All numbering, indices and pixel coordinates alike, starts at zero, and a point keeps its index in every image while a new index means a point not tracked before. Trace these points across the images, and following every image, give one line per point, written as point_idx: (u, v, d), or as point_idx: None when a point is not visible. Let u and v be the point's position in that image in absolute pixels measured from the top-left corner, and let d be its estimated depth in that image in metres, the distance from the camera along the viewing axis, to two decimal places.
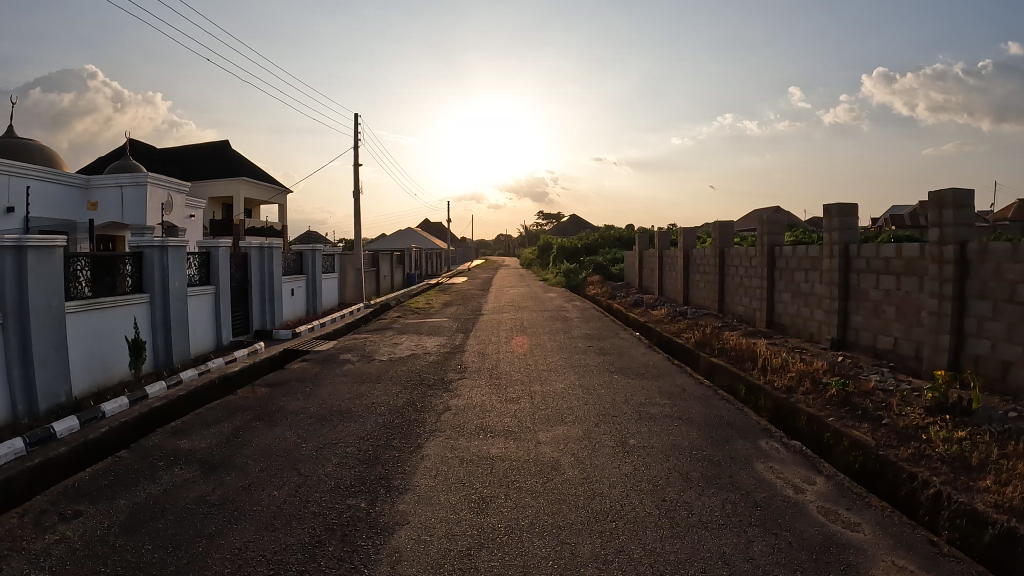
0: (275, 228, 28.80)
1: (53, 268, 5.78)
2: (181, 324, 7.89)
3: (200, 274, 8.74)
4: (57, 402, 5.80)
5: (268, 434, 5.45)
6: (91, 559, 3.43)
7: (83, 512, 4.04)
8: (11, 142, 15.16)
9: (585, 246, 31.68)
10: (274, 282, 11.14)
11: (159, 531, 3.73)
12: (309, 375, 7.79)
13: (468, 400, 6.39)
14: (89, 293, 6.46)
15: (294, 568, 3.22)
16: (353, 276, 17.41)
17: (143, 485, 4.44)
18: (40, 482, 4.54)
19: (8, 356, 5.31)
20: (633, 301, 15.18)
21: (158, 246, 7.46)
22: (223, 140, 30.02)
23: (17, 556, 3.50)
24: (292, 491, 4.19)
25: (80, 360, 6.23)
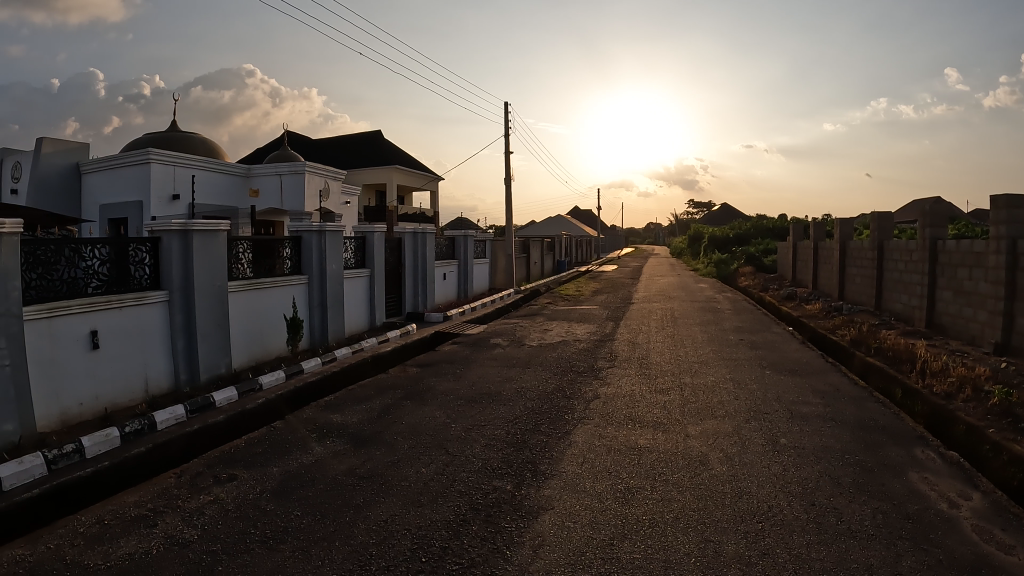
0: (426, 214, 29.75)
1: (216, 251, 6.20)
2: (337, 305, 8.32)
3: (356, 258, 9.21)
4: (218, 372, 6.28)
5: (417, 412, 5.67)
6: (242, 521, 3.69)
7: (237, 477, 4.35)
8: (175, 135, 16.53)
9: (736, 237, 30.74)
10: (428, 266, 11.53)
11: (306, 499, 3.96)
12: (457, 357, 8.02)
13: (619, 389, 6.36)
14: (251, 274, 6.94)
15: (439, 544, 3.33)
16: (506, 262, 17.86)
17: (295, 454, 4.72)
18: (197, 446, 4.94)
19: (172, 330, 5.83)
20: (789, 295, 14.49)
21: (315, 231, 7.89)
22: (372, 132, 31.40)
23: (174, 513, 3.83)
24: (440, 470, 4.33)
25: (241, 336, 6.70)
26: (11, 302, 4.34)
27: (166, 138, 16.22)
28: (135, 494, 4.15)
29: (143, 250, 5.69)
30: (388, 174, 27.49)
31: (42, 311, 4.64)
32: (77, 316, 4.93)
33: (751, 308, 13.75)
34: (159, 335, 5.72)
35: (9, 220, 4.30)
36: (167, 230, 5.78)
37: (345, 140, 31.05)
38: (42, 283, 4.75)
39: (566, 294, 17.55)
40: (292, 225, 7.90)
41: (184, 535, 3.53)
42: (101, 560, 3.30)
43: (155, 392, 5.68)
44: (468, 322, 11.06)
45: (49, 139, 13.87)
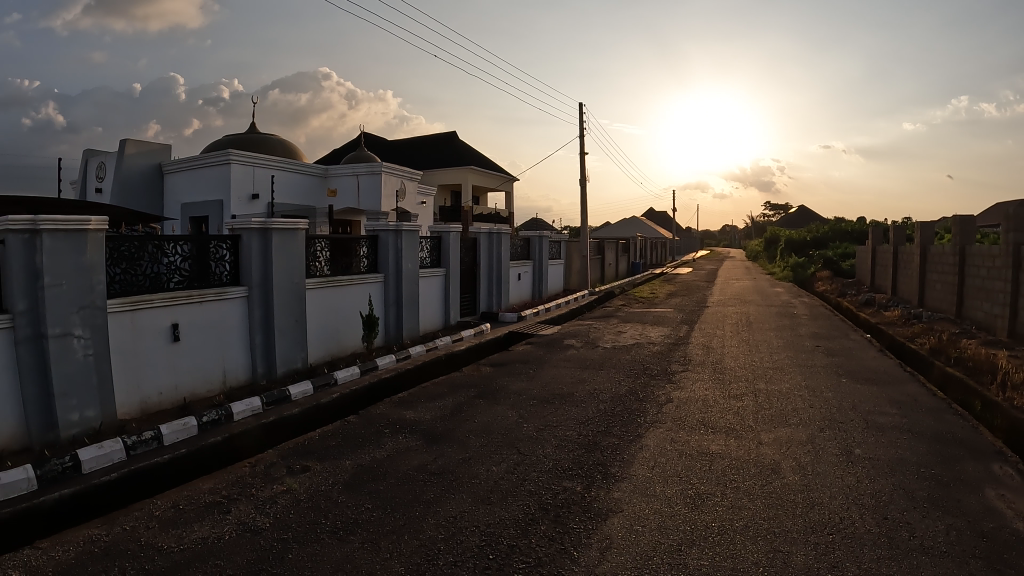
0: (501, 215, 29.96)
1: (295, 249, 6.39)
2: (413, 303, 8.48)
3: (432, 257, 9.38)
4: (294, 367, 6.48)
5: (490, 411, 5.73)
6: (313, 511, 3.80)
7: (310, 468, 4.48)
8: (254, 137, 17.14)
9: (813, 240, 29.85)
10: (504, 266, 11.64)
11: (377, 492, 4.05)
12: (530, 358, 8.08)
13: (692, 393, 6.28)
14: (328, 271, 7.14)
15: (506, 541, 3.36)
16: (580, 263, 17.86)
17: (368, 448, 4.83)
18: (273, 437, 5.11)
19: (251, 325, 6.05)
20: (869, 301, 13.90)
21: (392, 230, 8.06)
22: (446, 132, 31.84)
23: (248, 501, 3.97)
24: (511, 468, 4.37)
25: (318, 332, 6.91)
26: (96, 295, 4.59)
27: (245, 140, 16.83)
28: (209, 482, 4.33)
29: (224, 247, 5.91)
30: (462, 175, 27.79)
31: (125, 304, 4.89)
32: (158, 309, 5.18)
33: (828, 314, 13.31)
34: (238, 329, 5.95)
35: (96, 217, 4.54)
36: (247, 228, 5.98)
37: (420, 141, 31.58)
38: (126, 277, 5.01)
39: (641, 296, 17.38)
40: (369, 225, 8.09)
41: (256, 522, 3.67)
42: (175, 543, 3.46)
43: (233, 384, 5.92)
44: (541, 322, 11.10)
45: (132, 142, 14.52)
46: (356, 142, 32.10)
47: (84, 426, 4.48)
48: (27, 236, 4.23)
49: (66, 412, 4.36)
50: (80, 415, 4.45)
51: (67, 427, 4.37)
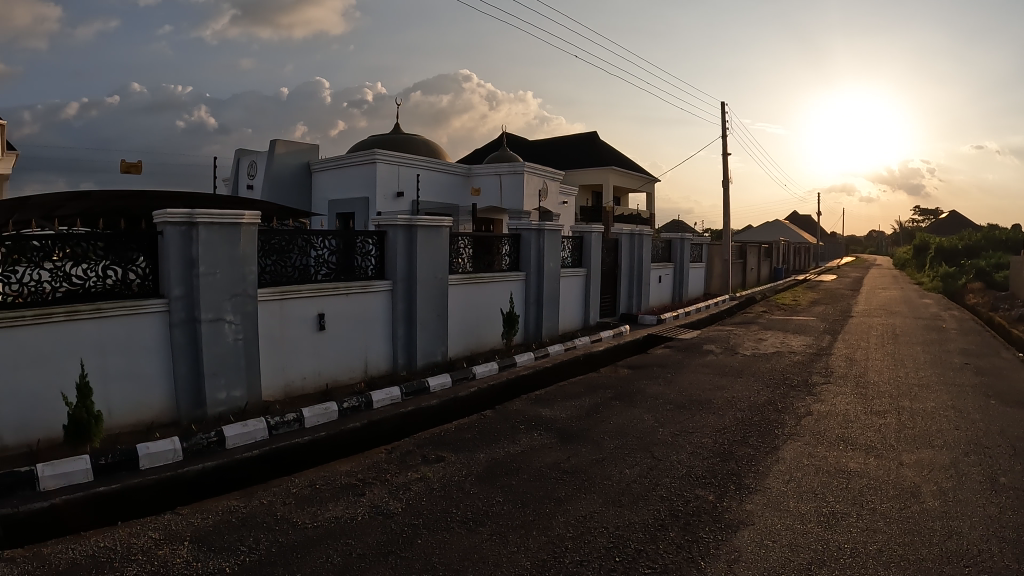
0: (642, 215, 29.64)
1: (439, 246, 6.61)
2: (553, 302, 8.57)
3: (573, 257, 9.44)
4: (434, 359, 6.73)
5: (626, 414, 5.71)
6: (445, 500, 3.93)
7: (445, 458, 4.64)
8: (398, 137, 17.94)
9: (967, 248, 27.37)
10: (644, 268, 11.51)
11: (510, 486, 4.14)
12: (668, 363, 7.95)
13: (832, 407, 5.95)
14: (470, 268, 7.36)
15: (634, 546, 3.33)
16: (721, 266, 17.35)
17: (502, 443, 4.94)
18: (410, 426, 5.33)
19: (394, 317, 6.35)
20: (1020, 314, 12.31)
21: (534, 230, 8.19)
22: (586, 133, 31.88)
23: (383, 485, 4.18)
24: (644, 472, 4.33)
25: (459, 327, 7.14)
26: (247, 284, 4.99)
27: (390, 140, 17.63)
28: (347, 465, 4.58)
29: (371, 242, 6.22)
30: (605, 175, 27.76)
31: (275, 293, 5.27)
32: (307, 299, 5.55)
33: (981, 330, 12.11)
34: (381, 321, 6.26)
35: (248, 211, 4.92)
36: (393, 225, 6.26)
37: (559, 142, 31.82)
38: (277, 268, 5.40)
39: (784, 303, 16.60)
40: (512, 224, 8.27)
41: (389, 506, 3.84)
42: (310, 519, 3.69)
43: (374, 373, 6.24)
44: (682, 326, 10.88)
45: (281, 141, 15.57)
46: (500, 142, 32.87)
47: (230, 405, 4.90)
48: (186, 228, 4.66)
49: (213, 390, 4.79)
50: (227, 395, 4.88)
51: (214, 404, 4.81)
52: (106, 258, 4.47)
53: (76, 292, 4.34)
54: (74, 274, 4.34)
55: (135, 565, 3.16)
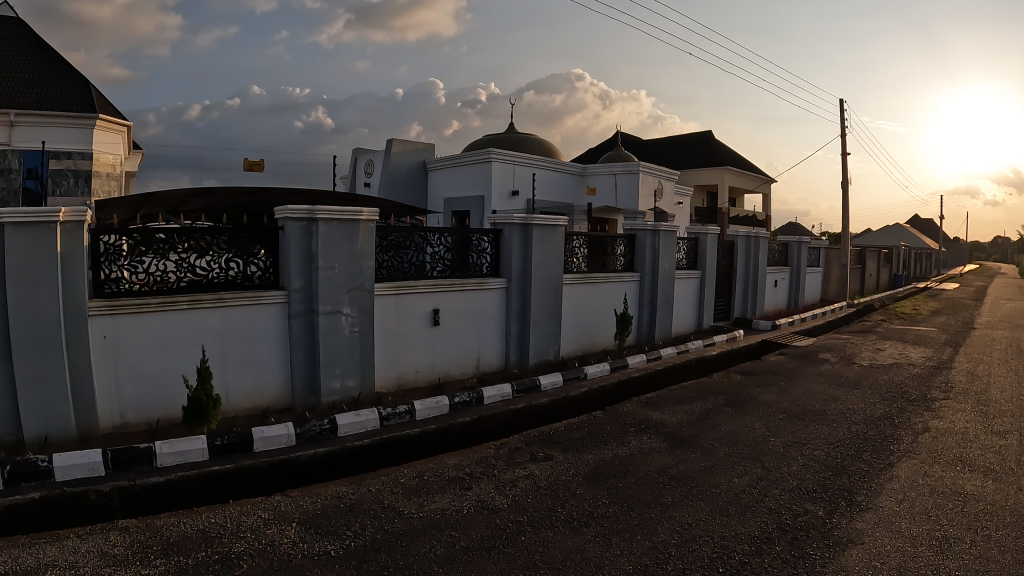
0: (756, 216, 28.66)
1: (554, 245, 6.62)
2: (667, 304, 8.43)
3: (687, 259, 9.25)
4: (546, 358, 6.78)
5: (737, 421, 5.54)
6: (551, 499, 3.95)
7: (553, 457, 4.67)
8: (513, 137, 18.16)
9: None
10: (759, 271, 11.14)
11: (617, 489, 4.11)
12: (782, 370, 7.66)
13: (953, 424, 5.54)
14: (584, 268, 7.36)
15: (738, 557, 3.22)
16: (839, 271, 16.52)
17: (611, 445, 4.91)
18: (520, 424, 5.39)
19: (508, 315, 6.44)
20: None
21: (649, 230, 8.08)
22: (699, 132, 31.14)
23: (491, 480, 4.25)
24: (753, 482, 4.19)
25: (572, 327, 7.16)
26: (364, 278, 5.17)
27: (505, 140, 17.86)
28: (455, 458, 4.69)
29: (486, 240, 6.31)
30: (721, 174, 27.13)
31: (392, 288, 5.45)
32: (423, 294, 5.72)
33: None
34: (494, 318, 6.36)
35: (367, 208, 5.10)
36: (509, 223, 6.32)
37: (670, 141, 31.28)
38: (394, 264, 5.58)
39: (902, 312, 15.68)
40: (628, 224, 8.20)
41: (494, 502, 3.90)
42: (417, 509, 3.80)
43: (486, 369, 6.35)
44: (797, 333, 10.45)
45: (397, 141, 16.06)
46: (611, 142, 32.66)
47: (343, 395, 5.10)
48: (306, 223, 4.87)
49: (328, 380, 5.00)
50: (340, 384, 5.07)
51: (328, 393, 5.02)
52: (228, 251, 4.77)
53: (199, 282, 4.67)
54: (198, 266, 4.65)
55: (244, 542, 3.38)
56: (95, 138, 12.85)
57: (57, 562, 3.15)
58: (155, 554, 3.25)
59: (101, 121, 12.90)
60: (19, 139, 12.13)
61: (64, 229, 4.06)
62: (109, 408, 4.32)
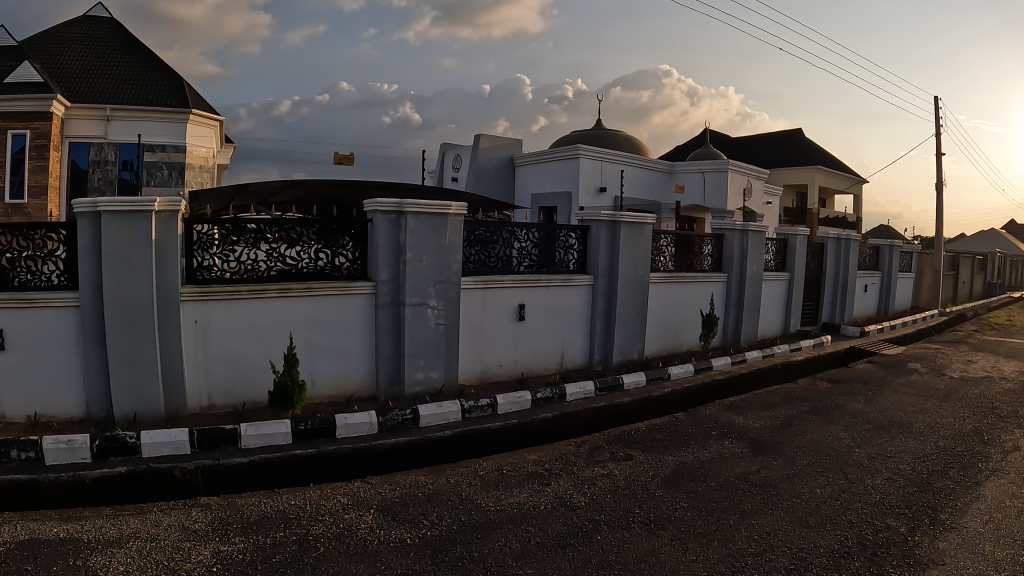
0: (846, 218, 27.55)
1: (641, 243, 6.53)
2: (755, 306, 8.23)
3: (776, 260, 8.99)
4: (630, 357, 6.71)
5: (822, 430, 5.35)
6: (629, 499, 3.92)
7: (634, 457, 4.62)
8: (601, 133, 18.16)
9: None
10: (849, 275, 10.73)
11: (696, 493, 4.03)
12: (870, 379, 7.35)
13: None
14: (671, 267, 7.26)
15: (815, 571, 3.11)
16: (931, 278, 15.71)
17: (692, 448, 4.83)
18: (600, 422, 5.36)
19: (593, 312, 6.40)
20: None
21: (738, 230, 7.89)
22: (787, 130, 30.19)
23: (571, 477, 4.24)
24: (835, 494, 4.03)
25: (657, 326, 7.06)
26: (451, 272, 5.25)
27: (593, 136, 17.91)
28: (536, 454, 4.71)
29: (573, 237, 6.29)
30: (810, 174, 26.20)
31: (479, 283, 5.51)
32: (509, 289, 5.76)
33: None
34: (579, 315, 6.34)
35: (455, 203, 5.15)
36: (597, 220, 6.28)
37: (757, 140, 30.48)
38: (481, 258, 5.65)
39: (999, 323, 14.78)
40: (716, 223, 8.03)
41: (572, 499, 3.90)
42: (494, 502, 3.84)
43: (569, 366, 6.34)
44: (888, 341, 10.01)
45: (485, 136, 16.22)
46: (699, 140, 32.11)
47: (426, 385, 5.19)
48: (395, 216, 4.97)
49: (412, 371, 5.10)
50: (424, 375, 5.17)
51: (411, 383, 5.12)
52: (318, 242, 4.92)
53: (289, 271, 4.84)
54: (288, 256, 4.82)
55: (322, 525, 3.48)
56: (189, 133, 13.41)
57: (140, 535, 3.36)
58: (234, 531, 3.40)
59: (195, 116, 13.42)
60: (116, 134, 12.95)
61: (160, 219, 4.31)
62: (198, 390, 4.57)
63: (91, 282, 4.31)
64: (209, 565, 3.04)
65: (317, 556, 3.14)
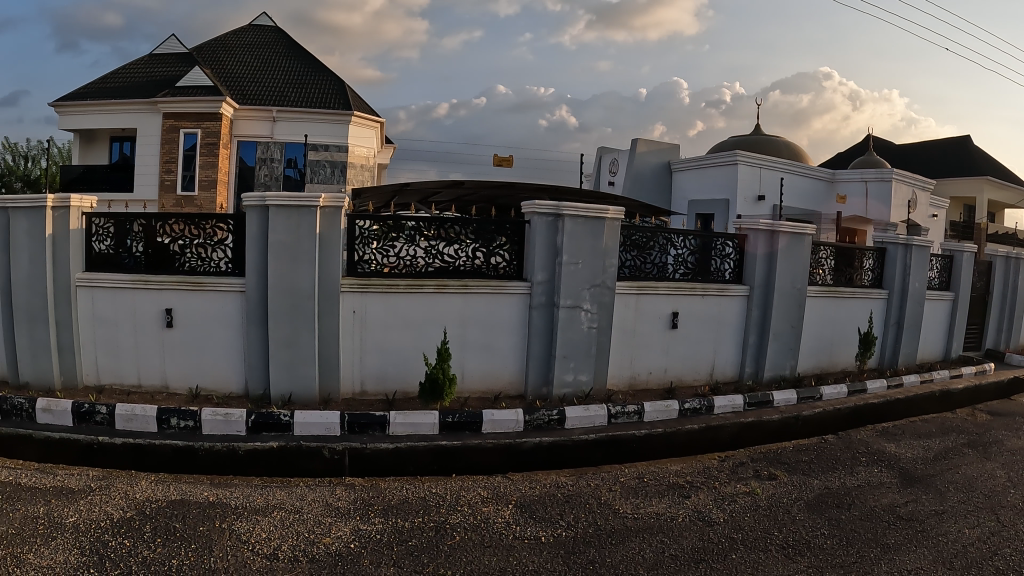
0: (1018, 236, 25.09)
1: (801, 255, 6.22)
2: (916, 327, 7.70)
3: (940, 278, 8.34)
4: (781, 374, 6.37)
5: (979, 466, 4.91)
6: (769, 520, 3.78)
7: (778, 477, 4.45)
8: (760, 139, 18.16)
9: None
10: (1018, 297, 9.80)
11: (839, 520, 3.82)
12: None
13: None
14: (830, 281, 6.92)
15: None
16: None
17: (839, 473, 4.59)
18: (744, 439, 5.19)
19: (747, 324, 6.17)
20: None
21: (901, 245, 7.43)
22: (954, 137, 27.93)
23: (711, 492, 4.15)
24: (987, 537, 3.68)
25: (811, 342, 6.74)
26: (607, 276, 5.18)
27: (751, 142, 18.04)
28: (678, 465, 4.65)
29: (730, 245, 6.14)
30: (978, 187, 24.13)
31: (633, 288, 5.51)
32: (663, 296, 5.71)
33: None
34: (732, 325, 6.15)
35: (614, 208, 5.05)
36: (755, 229, 6.10)
37: (919, 148, 28.45)
38: (638, 264, 5.63)
39: None
40: (877, 238, 7.59)
41: (711, 514, 3.81)
42: (633, 510, 3.82)
43: (719, 378, 6.16)
44: None
45: (642, 141, 16.80)
46: (856, 147, 30.49)
47: (575, 388, 5.18)
48: (553, 219, 4.99)
49: (562, 373, 5.11)
50: (574, 377, 5.16)
51: (560, 385, 5.12)
52: (475, 241, 5.05)
53: (446, 268, 5.02)
54: (446, 253, 5.00)
55: (460, 515, 3.61)
56: (350, 133, 14.16)
57: (284, 506, 3.63)
58: (375, 512, 3.59)
59: (356, 117, 14.16)
60: (280, 133, 13.92)
61: (324, 214, 4.62)
62: (352, 375, 4.89)
63: (258, 269, 4.68)
64: (347, 541, 3.23)
65: (451, 544, 3.26)
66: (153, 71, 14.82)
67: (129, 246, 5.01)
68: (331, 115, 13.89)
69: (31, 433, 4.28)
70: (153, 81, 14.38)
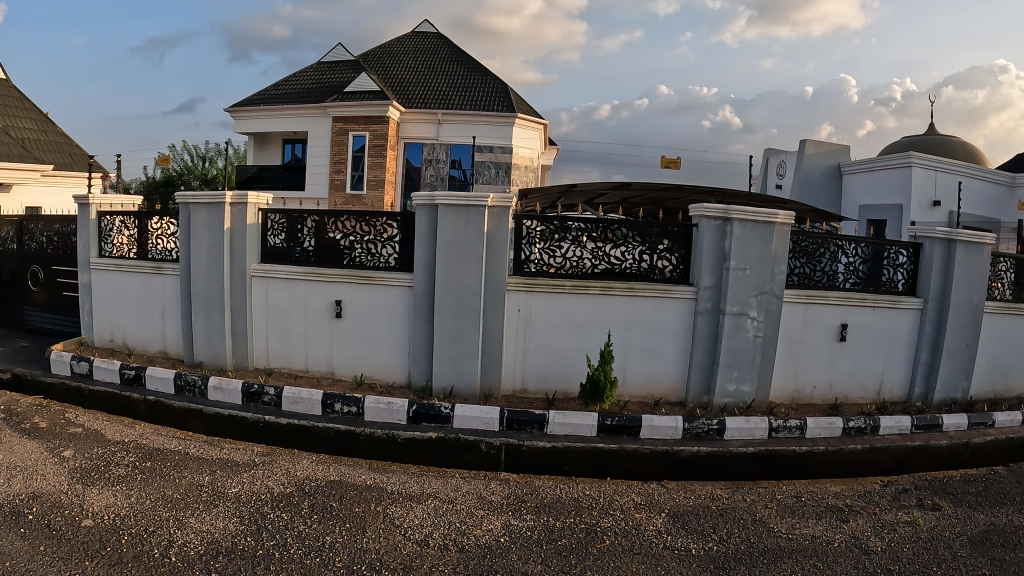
0: None
1: (982, 266, 5.63)
2: None
3: None
4: (952, 396, 5.79)
5: None
6: (929, 553, 3.47)
7: (942, 508, 4.08)
8: (935, 140, 16.89)
9: None
10: None
11: (1009, 561, 3.45)
12: None
13: None
14: (1009, 296, 6.27)
15: None
16: None
17: (1009, 509, 4.16)
18: (908, 465, 4.79)
19: (919, 341, 5.67)
20: None
21: None
22: None
23: (869, 517, 3.88)
24: None
25: (985, 363, 6.11)
26: (775, 283, 4.90)
27: (924, 143, 16.81)
28: (838, 487, 4.40)
29: (904, 254, 5.66)
30: None
31: (801, 297, 5.28)
32: (832, 307, 5.40)
33: None
34: (903, 341, 5.66)
35: (784, 211, 4.76)
36: (930, 237, 5.56)
37: None
38: (806, 272, 5.40)
39: None
40: None
41: (869, 542, 3.55)
42: (787, 530, 3.64)
43: (886, 398, 5.71)
44: None
45: (811, 142, 16.09)
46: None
47: (737, 399, 4.96)
48: (721, 222, 4.80)
49: (724, 382, 4.91)
50: (736, 388, 4.94)
51: (721, 395, 4.93)
52: (642, 244, 4.99)
53: (612, 270, 5.01)
54: (613, 256, 4.99)
55: (612, 519, 3.59)
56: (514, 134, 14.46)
57: (439, 495, 3.78)
58: (527, 509, 3.66)
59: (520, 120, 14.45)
60: (446, 135, 14.47)
61: (493, 213, 4.76)
62: (513, 372, 5.02)
63: (426, 264, 4.92)
64: (497, 535, 3.32)
65: (600, 547, 3.25)
66: (323, 77, 15.89)
67: (300, 241, 5.36)
68: (489, 117, 14.26)
69: (203, 408, 4.75)
70: (322, 86, 15.41)
